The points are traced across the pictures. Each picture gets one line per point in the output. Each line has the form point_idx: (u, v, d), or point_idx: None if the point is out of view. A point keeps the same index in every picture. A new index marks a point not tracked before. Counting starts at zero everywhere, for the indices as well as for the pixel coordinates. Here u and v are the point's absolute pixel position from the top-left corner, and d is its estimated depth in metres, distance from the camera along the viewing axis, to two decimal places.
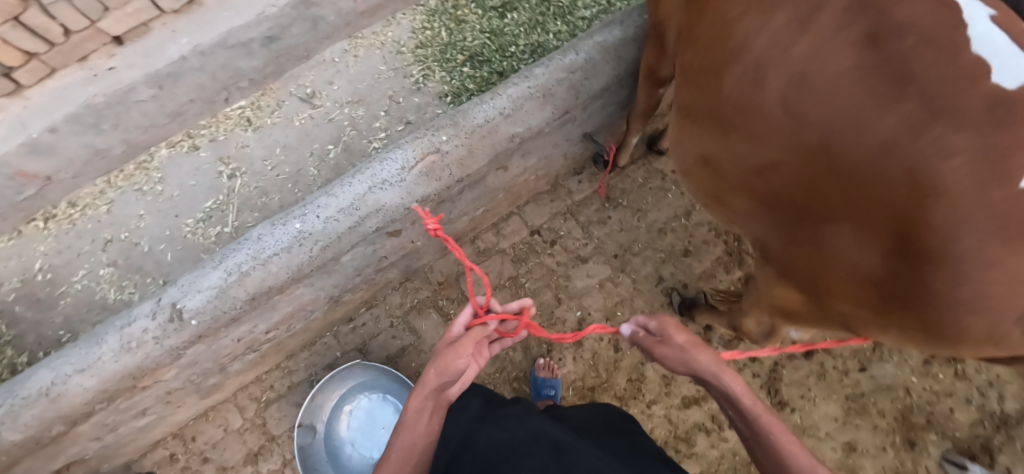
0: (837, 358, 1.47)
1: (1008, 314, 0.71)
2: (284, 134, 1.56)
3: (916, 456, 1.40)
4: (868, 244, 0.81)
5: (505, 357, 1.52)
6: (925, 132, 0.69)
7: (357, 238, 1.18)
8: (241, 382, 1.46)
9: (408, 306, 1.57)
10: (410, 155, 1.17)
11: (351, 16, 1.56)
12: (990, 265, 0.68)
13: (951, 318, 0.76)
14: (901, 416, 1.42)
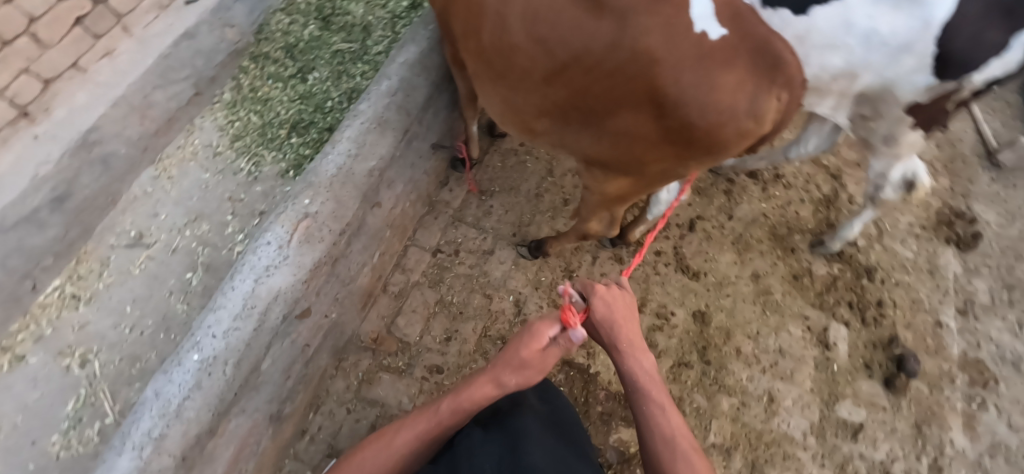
0: (711, 219, 1.76)
1: (742, 118, 0.93)
2: (127, 289, 1.39)
3: (797, 256, 1.74)
4: (638, 115, 0.99)
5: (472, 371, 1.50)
6: (623, 17, 0.88)
7: (268, 337, 1.12)
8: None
9: (357, 382, 1.48)
10: (280, 232, 1.13)
11: (143, 140, 1.46)
12: (714, 89, 0.89)
13: (716, 139, 0.97)
14: (773, 235, 1.76)
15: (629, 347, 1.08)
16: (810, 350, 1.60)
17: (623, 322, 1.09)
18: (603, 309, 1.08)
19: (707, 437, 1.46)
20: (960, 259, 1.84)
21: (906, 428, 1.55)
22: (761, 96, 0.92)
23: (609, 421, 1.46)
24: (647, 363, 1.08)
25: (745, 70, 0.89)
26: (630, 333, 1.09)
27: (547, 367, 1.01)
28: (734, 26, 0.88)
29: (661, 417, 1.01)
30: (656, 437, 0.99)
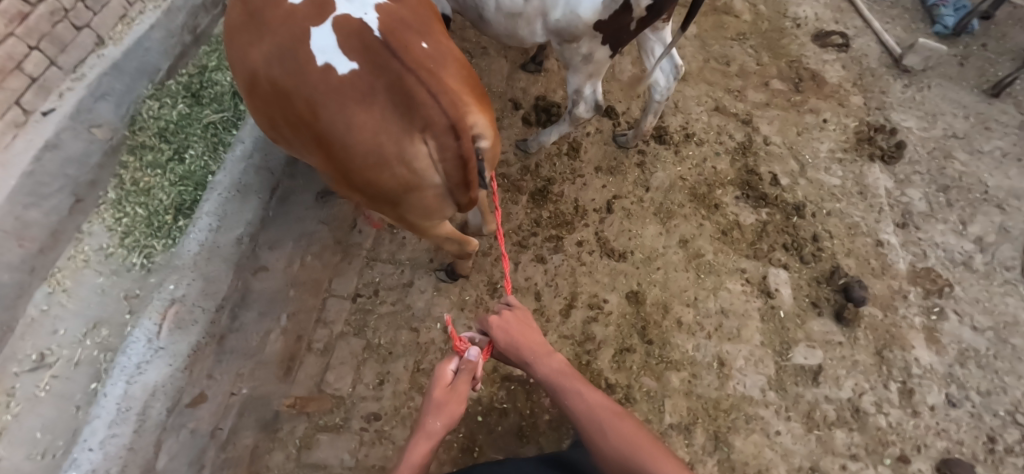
0: (629, 196, 1.69)
1: (382, 155, 0.90)
2: (40, 416, 1.27)
3: (722, 211, 1.68)
4: (319, 151, 1.01)
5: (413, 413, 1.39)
6: (275, 53, 0.95)
7: (155, 434, 1.11)
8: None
9: (294, 454, 1.32)
10: (151, 326, 1.14)
11: (27, 261, 1.32)
12: (344, 121, 0.89)
13: (373, 175, 0.94)
14: (694, 197, 1.70)
15: (533, 354, 1.05)
16: (753, 303, 1.55)
17: (518, 336, 1.06)
18: (501, 336, 1.07)
19: (664, 419, 1.39)
20: (889, 173, 1.81)
21: (868, 358, 1.49)
22: (398, 138, 0.89)
23: (559, 427, 1.40)
24: (554, 360, 1.04)
25: (376, 106, 0.88)
26: (530, 343, 1.05)
27: (463, 399, 0.98)
28: (363, 60, 0.89)
29: (580, 396, 0.95)
30: (581, 416, 0.93)
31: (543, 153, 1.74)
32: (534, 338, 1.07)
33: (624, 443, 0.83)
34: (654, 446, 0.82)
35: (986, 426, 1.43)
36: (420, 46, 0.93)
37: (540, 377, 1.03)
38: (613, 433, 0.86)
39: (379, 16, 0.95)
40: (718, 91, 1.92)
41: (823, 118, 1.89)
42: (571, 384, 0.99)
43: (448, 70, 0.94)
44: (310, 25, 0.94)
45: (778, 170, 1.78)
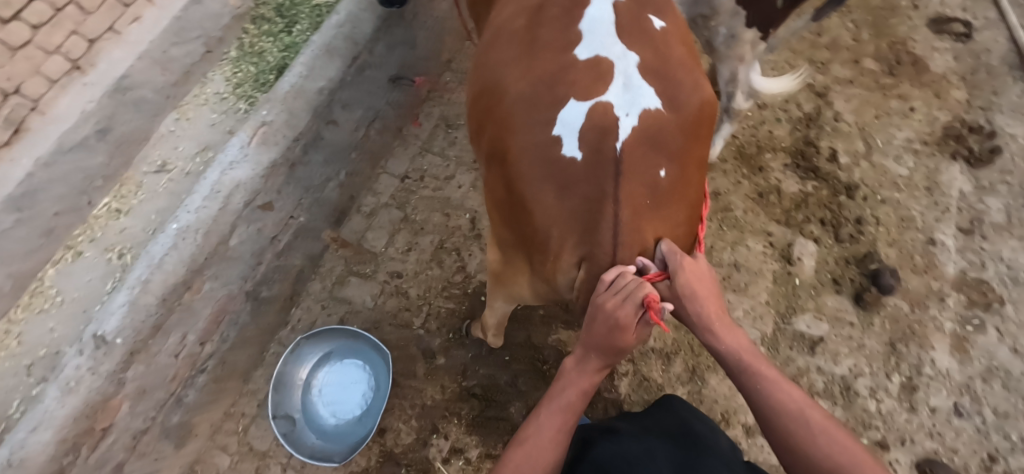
0: None
1: (541, 236, 0.90)
2: (156, 203, 1.33)
3: (766, 174, 1.65)
4: (493, 175, 1.02)
5: (427, 279, 1.55)
6: (541, 91, 0.93)
7: (232, 219, 1.23)
8: (211, 420, 1.37)
9: (328, 287, 1.55)
10: (242, 136, 1.24)
11: (161, 89, 1.33)
12: (535, 189, 0.89)
13: (522, 238, 0.96)
14: (737, 156, 1.68)
15: (719, 322, 0.85)
16: (770, 265, 1.52)
17: (694, 293, 0.85)
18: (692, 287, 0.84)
19: (648, 341, 1.41)
20: (970, 176, 1.68)
21: (878, 345, 1.44)
22: (563, 242, 0.88)
23: (549, 322, 1.45)
24: (739, 338, 0.85)
25: (567, 204, 0.86)
26: (713, 312, 0.85)
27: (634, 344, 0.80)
28: (589, 158, 0.85)
29: (776, 388, 0.77)
30: (772, 411, 0.76)
31: None
32: (713, 304, 0.86)
33: (834, 447, 0.69)
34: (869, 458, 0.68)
35: (991, 444, 1.36)
36: (655, 173, 0.86)
37: (725, 353, 0.84)
38: (826, 438, 0.70)
39: (647, 124, 0.87)
40: (800, 61, 1.86)
41: (910, 106, 1.78)
42: (761, 371, 0.80)
43: (658, 211, 0.88)
44: (580, 91, 0.91)
45: (842, 148, 1.70)
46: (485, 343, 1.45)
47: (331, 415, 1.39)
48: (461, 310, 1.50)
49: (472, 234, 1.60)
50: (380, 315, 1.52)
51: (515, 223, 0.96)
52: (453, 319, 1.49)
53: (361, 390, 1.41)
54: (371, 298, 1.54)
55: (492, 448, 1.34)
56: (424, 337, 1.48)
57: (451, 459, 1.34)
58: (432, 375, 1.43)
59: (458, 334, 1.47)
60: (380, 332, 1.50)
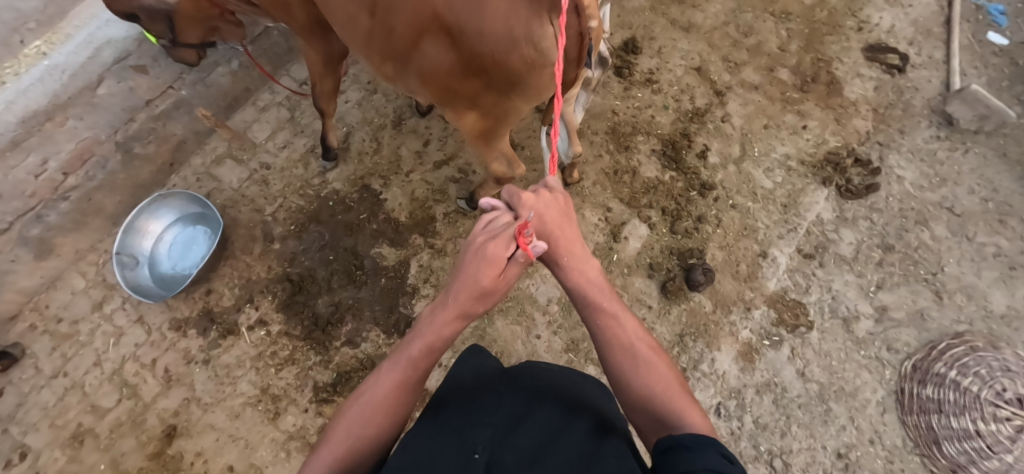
0: None
1: (516, 43, 0.84)
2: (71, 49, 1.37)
3: (629, 155, 1.69)
4: (433, 51, 0.93)
5: (290, 176, 1.70)
6: None
7: (100, 70, 1.43)
8: (75, 245, 1.57)
9: (206, 163, 1.71)
10: None
11: None
12: (477, 14, 0.82)
13: (505, 66, 0.89)
14: (603, 131, 1.71)
15: (571, 256, 0.83)
16: (596, 237, 1.60)
17: (563, 234, 0.81)
18: (536, 219, 0.80)
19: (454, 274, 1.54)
20: (835, 204, 1.68)
21: (668, 332, 1.52)
22: (526, 28, 0.82)
23: (378, 236, 1.59)
24: (590, 271, 0.84)
25: None
26: (570, 245, 0.82)
27: (507, 287, 0.79)
28: None
29: (612, 325, 0.82)
30: (609, 343, 0.81)
31: None
32: (574, 244, 0.83)
33: (658, 382, 0.75)
34: (682, 388, 0.76)
35: (738, 447, 1.46)
36: None
37: (575, 289, 0.84)
38: (650, 372, 0.76)
39: None
40: (715, 56, 1.82)
41: (804, 124, 1.76)
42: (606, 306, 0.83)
43: None
44: None
45: (715, 147, 1.71)
46: (318, 241, 1.60)
47: (171, 267, 1.58)
48: (308, 209, 1.64)
49: (341, 147, 1.71)
50: (241, 197, 1.68)
51: (487, 59, 0.89)
52: (298, 214, 1.64)
53: (200, 253, 1.59)
54: (239, 181, 1.70)
55: (293, 328, 1.51)
56: (270, 224, 1.64)
57: (258, 327, 1.51)
58: (264, 256, 1.59)
59: (297, 227, 1.62)
60: (236, 211, 1.66)
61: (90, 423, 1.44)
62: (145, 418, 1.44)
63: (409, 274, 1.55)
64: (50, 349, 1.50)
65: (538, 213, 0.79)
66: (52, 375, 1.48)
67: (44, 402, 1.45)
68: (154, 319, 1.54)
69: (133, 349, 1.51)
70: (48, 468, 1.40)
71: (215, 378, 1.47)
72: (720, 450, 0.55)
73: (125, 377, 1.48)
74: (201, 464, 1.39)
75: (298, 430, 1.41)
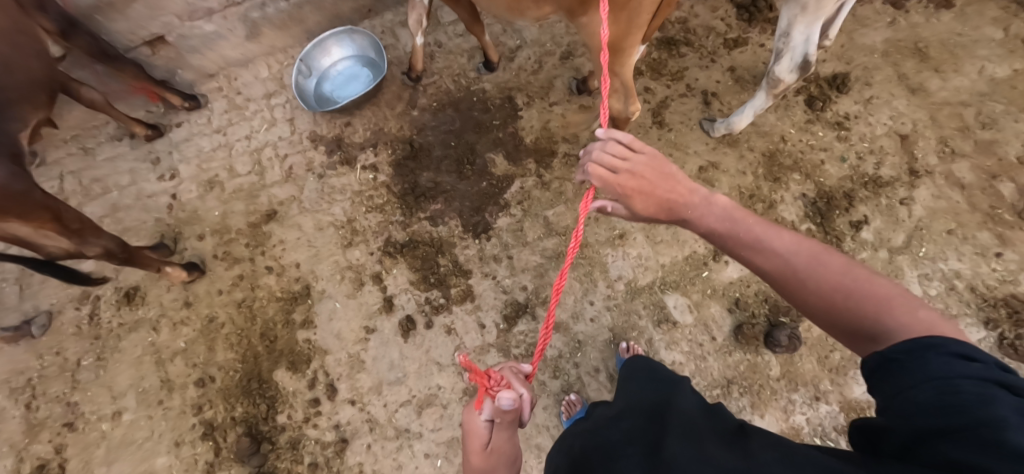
0: (722, 103, 1.64)
1: None
2: None
3: (774, 187, 1.53)
4: None
5: (454, 61, 1.77)
6: None
7: None
8: (273, 42, 1.81)
9: (396, 21, 1.86)
10: None
11: None
12: None
13: None
14: (761, 151, 1.57)
15: (688, 206, 0.78)
16: (697, 245, 1.47)
17: (662, 189, 0.79)
18: (632, 188, 0.79)
19: (548, 210, 1.55)
20: (988, 350, 1.37)
21: (717, 371, 1.39)
22: None
23: (498, 144, 1.63)
24: (715, 209, 0.77)
25: None
26: (676, 200, 0.79)
27: (503, 437, 0.88)
28: None
29: (761, 251, 0.69)
30: (769, 272, 0.68)
31: (708, 23, 1.72)
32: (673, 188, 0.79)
33: (834, 285, 0.61)
34: (873, 275, 0.60)
35: None
36: None
37: (707, 230, 0.77)
38: (823, 269, 0.63)
39: None
40: (931, 132, 1.56)
41: (999, 249, 1.45)
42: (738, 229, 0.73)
43: None
44: None
45: (875, 224, 1.49)
46: (449, 123, 1.68)
47: (333, 91, 1.77)
48: (454, 95, 1.72)
49: (507, 55, 1.74)
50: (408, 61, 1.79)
51: None
52: (444, 96, 1.72)
53: (357, 90, 1.76)
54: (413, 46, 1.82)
55: (394, 185, 1.63)
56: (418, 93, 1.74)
57: (370, 171, 1.65)
58: (401, 117, 1.71)
59: (438, 106, 1.71)
60: (399, 70, 1.78)
61: (223, 179, 1.71)
62: (259, 196, 1.67)
63: (509, 189, 1.58)
64: (223, 112, 1.80)
65: (632, 186, 0.79)
66: (217, 134, 1.77)
67: (203, 149, 1.76)
68: (300, 125, 1.75)
69: (276, 141, 1.74)
70: (186, 198, 1.70)
71: (319, 192, 1.65)
72: (948, 347, 0.46)
73: (259, 157, 1.72)
74: (279, 250, 1.59)
75: (357, 264, 1.55)
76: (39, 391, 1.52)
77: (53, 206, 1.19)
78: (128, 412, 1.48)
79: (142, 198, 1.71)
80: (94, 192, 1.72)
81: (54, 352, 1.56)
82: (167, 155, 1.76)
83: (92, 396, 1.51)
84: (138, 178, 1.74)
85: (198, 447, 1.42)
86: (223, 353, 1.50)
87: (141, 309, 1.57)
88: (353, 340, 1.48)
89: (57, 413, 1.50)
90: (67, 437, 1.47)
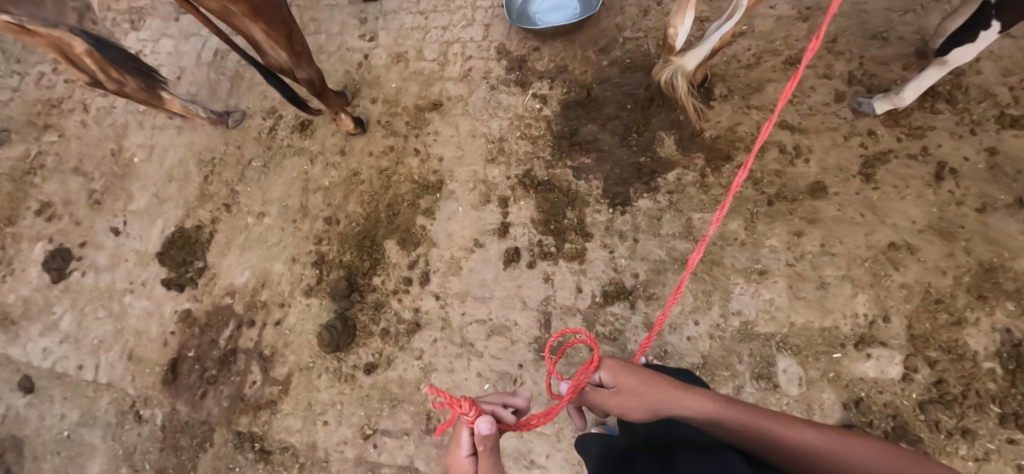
0: (958, 185, 1.34)
1: None
2: None
3: (973, 303, 1.26)
4: None
5: (666, 25, 1.65)
6: None
7: None
8: None
9: None
10: None
11: None
12: None
13: None
14: (979, 258, 1.28)
15: (673, 393, 0.89)
16: (843, 323, 1.28)
17: (641, 374, 0.92)
18: (625, 377, 0.92)
19: (697, 212, 1.42)
20: None
21: None
22: None
23: (674, 125, 1.51)
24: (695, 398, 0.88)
25: None
26: (667, 386, 0.90)
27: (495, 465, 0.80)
28: None
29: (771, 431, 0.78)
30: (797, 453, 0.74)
31: (990, 87, 1.41)
32: (660, 384, 0.90)
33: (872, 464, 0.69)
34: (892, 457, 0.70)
35: None
36: None
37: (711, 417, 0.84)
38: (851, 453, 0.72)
39: None
40: None
41: None
42: (728, 413, 0.84)
43: None
44: None
45: None
46: (635, 86, 1.59)
47: (537, 13, 1.75)
48: (651, 59, 1.62)
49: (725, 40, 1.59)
50: (621, 9, 1.69)
51: None
52: (641, 58, 1.62)
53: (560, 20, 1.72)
54: None
55: (555, 124, 1.60)
56: (614, 45, 1.66)
57: (538, 101, 1.64)
58: (589, 62, 1.65)
59: (631, 66, 1.62)
60: (606, 16, 1.70)
61: (410, 58, 1.82)
62: (433, 84, 1.75)
63: (666, 175, 1.47)
64: None
65: (615, 375, 0.92)
66: (420, 17, 1.87)
67: (405, 25, 1.87)
68: (493, 34, 1.77)
69: (467, 40, 1.79)
70: (376, 63, 1.84)
71: (486, 102, 1.68)
72: None
73: (447, 50, 1.79)
74: (431, 139, 1.67)
75: (492, 181, 1.57)
76: (216, 171, 1.83)
77: (292, 24, 1.34)
78: (268, 217, 1.71)
79: (342, 50, 1.89)
80: (310, 30, 1.95)
81: (237, 147, 1.84)
82: (374, 19, 1.91)
83: (249, 193, 1.76)
84: (346, 31, 1.91)
85: (306, 270, 1.61)
86: (354, 204, 1.64)
87: (308, 141, 1.78)
88: (460, 245, 1.52)
89: (222, 193, 1.79)
90: (221, 215, 1.76)
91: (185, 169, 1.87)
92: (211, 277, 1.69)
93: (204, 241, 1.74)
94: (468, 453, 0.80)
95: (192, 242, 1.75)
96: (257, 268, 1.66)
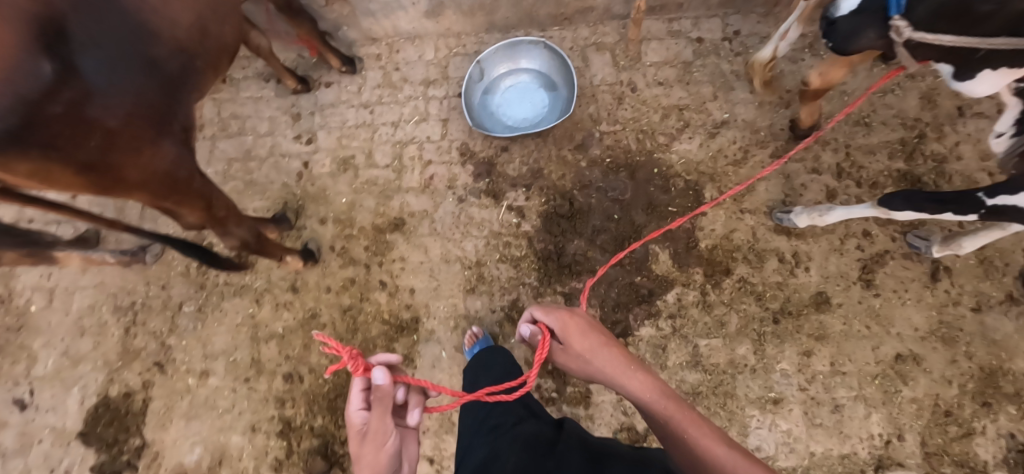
0: (953, 283, 1.32)
1: None
2: None
3: (978, 411, 1.25)
4: None
5: (644, 114, 1.51)
6: None
7: None
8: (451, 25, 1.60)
9: (590, 42, 1.59)
10: None
11: None
12: None
13: None
14: (980, 362, 1.28)
15: (614, 367, 0.83)
16: (861, 447, 1.25)
17: (597, 340, 0.87)
18: (575, 337, 0.88)
19: (703, 337, 1.33)
20: None
21: None
22: None
23: (667, 235, 1.40)
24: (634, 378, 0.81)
25: None
26: (613, 362, 0.84)
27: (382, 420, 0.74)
28: None
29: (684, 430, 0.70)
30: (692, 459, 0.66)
31: (972, 174, 1.39)
32: (606, 354, 0.85)
33: None
34: None
35: None
36: None
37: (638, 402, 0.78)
38: None
39: None
40: None
41: None
42: (656, 404, 0.76)
43: None
44: None
45: None
46: (620, 190, 1.45)
47: (499, 106, 1.56)
48: (632, 156, 1.48)
49: (708, 131, 1.48)
50: (593, 98, 1.54)
51: None
52: (622, 155, 1.48)
53: (527, 113, 1.55)
54: (605, 79, 1.55)
55: (537, 241, 1.44)
56: (591, 141, 1.50)
57: (515, 214, 1.46)
58: (566, 163, 1.49)
59: (612, 165, 1.47)
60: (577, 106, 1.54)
61: (359, 163, 1.58)
62: (391, 198, 1.53)
63: (664, 296, 1.36)
64: (377, 86, 1.64)
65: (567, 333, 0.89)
66: (364, 111, 1.63)
67: (347, 122, 1.62)
68: (453, 131, 1.57)
69: (424, 140, 1.57)
70: (318, 172, 1.59)
71: (455, 219, 1.49)
72: None
73: (402, 152, 1.57)
74: (398, 268, 1.46)
75: (475, 316, 1.40)
76: (138, 320, 1.53)
77: (209, 194, 1.06)
78: (214, 377, 1.46)
79: (275, 156, 1.61)
80: (232, 131, 1.65)
81: (160, 288, 1.55)
82: (309, 115, 1.64)
83: (186, 346, 1.49)
84: (277, 131, 1.64)
85: (272, 441, 1.39)
86: (318, 355, 1.42)
87: (249, 277, 1.51)
88: (450, 397, 1.36)
89: (151, 348, 1.50)
90: (154, 377, 1.48)
91: (98, 318, 1.56)
92: (154, 457, 1.43)
93: (137, 412, 1.47)
94: (359, 407, 0.79)
95: (123, 415, 1.47)
96: (210, 443, 1.42)
